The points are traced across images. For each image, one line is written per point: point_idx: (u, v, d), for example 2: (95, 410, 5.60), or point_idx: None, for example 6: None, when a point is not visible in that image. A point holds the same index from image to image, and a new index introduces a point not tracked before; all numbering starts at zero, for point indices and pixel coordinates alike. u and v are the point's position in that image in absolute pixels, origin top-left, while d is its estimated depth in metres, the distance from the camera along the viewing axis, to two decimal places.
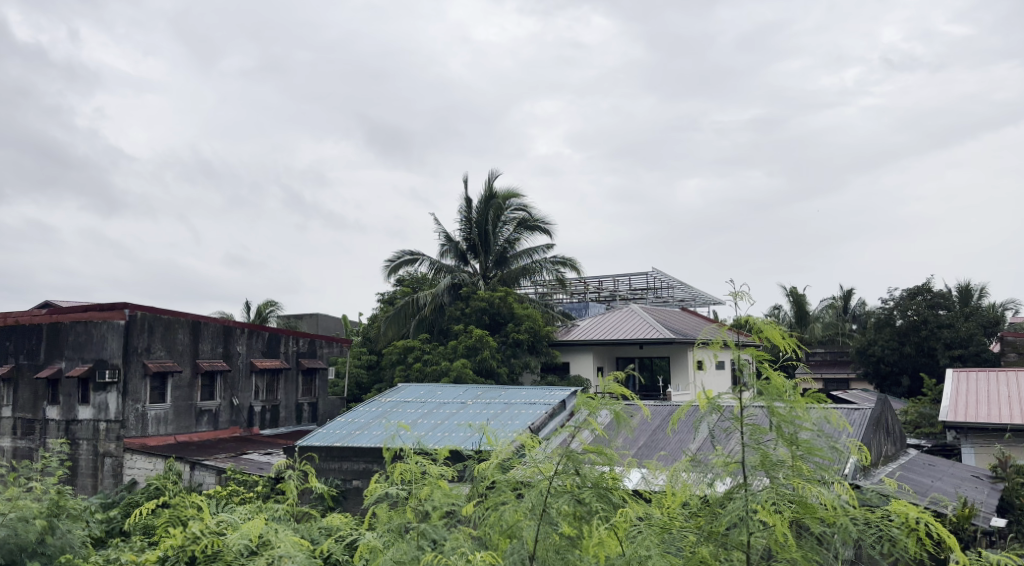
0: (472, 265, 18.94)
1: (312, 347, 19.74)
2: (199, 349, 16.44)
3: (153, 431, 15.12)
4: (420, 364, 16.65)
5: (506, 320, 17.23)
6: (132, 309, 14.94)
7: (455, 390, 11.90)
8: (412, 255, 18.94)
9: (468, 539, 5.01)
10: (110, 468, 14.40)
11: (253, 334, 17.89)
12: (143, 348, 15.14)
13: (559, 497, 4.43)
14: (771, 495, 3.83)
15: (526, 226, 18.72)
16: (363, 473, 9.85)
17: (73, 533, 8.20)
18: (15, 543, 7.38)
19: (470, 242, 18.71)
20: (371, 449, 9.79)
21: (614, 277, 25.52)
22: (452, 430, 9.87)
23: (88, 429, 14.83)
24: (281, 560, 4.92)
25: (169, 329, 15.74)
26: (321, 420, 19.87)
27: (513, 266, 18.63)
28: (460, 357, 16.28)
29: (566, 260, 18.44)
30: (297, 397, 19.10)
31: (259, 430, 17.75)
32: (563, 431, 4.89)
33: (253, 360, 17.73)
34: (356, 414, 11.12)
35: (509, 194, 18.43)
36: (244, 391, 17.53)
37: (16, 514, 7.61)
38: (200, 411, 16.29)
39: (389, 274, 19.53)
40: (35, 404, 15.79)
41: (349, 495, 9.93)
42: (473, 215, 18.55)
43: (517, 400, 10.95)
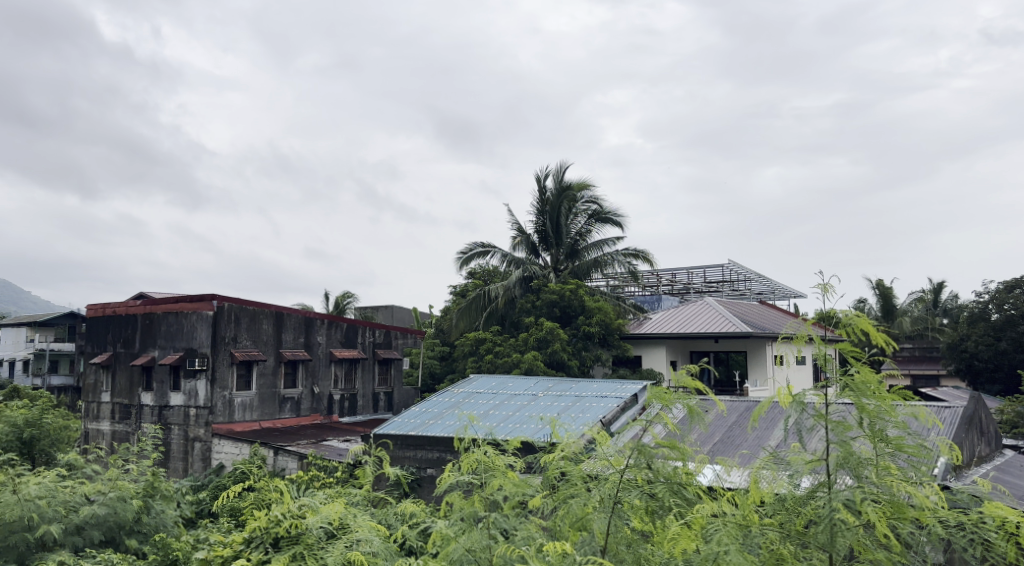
0: (543, 258, 18.95)
1: (387, 338, 20.19)
2: (282, 339, 17.06)
3: (240, 417, 15.81)
4: (492, 356, 16.80)
5: (578, 313, 17.16)
6: (219, 300, 15.62)
7: (526, 382, 11.95)
8: (483, 247, 19.08)
9: (538, 530, 5.04)
10: (200, 452, 15.14)
11: (332, 324, 18.44)
12: (230, 337, 15.83)
13: (629, 491, 4.41)
14: (857, 493, 3.70)
15: (598, 218, 18.60)
16: (437, 462, 10.03)
17: (166, 513, 8.67)
18: (114, 520, 7.87)
19: (542, 234, 18.72)
20: (445, 438, 9.95)
21: (689, 269, 25.06)
22: (524, 422, 9.92)
23: (179, 414, 15.63)
24: (360, 543, 5.10)
25: (254, 320, 16.41)
26: (397, 409, 20.31)
27: (584, 259, 18.54)
28: (531, 349, 16.34)
29: (639, 252, 18.24)
30: (374, 386, 19.58)
31: (338, 418, 18.30)
32: (636, 425, 4.86)
33: (331, 350, 18.29)
34: (429, 404, 11.32)
35: (582, 186, 18.34)
36: (324, 380, 18.10)
37: (116, 494, 8.10)
38: (283, 398, 16.93)
39: (460, 267, 19.75)
40: (131, 390, 16.74)
41: (424, 483, 10.13)
42: (545, 207, 18.54)
43: (588, 393, 10.92)
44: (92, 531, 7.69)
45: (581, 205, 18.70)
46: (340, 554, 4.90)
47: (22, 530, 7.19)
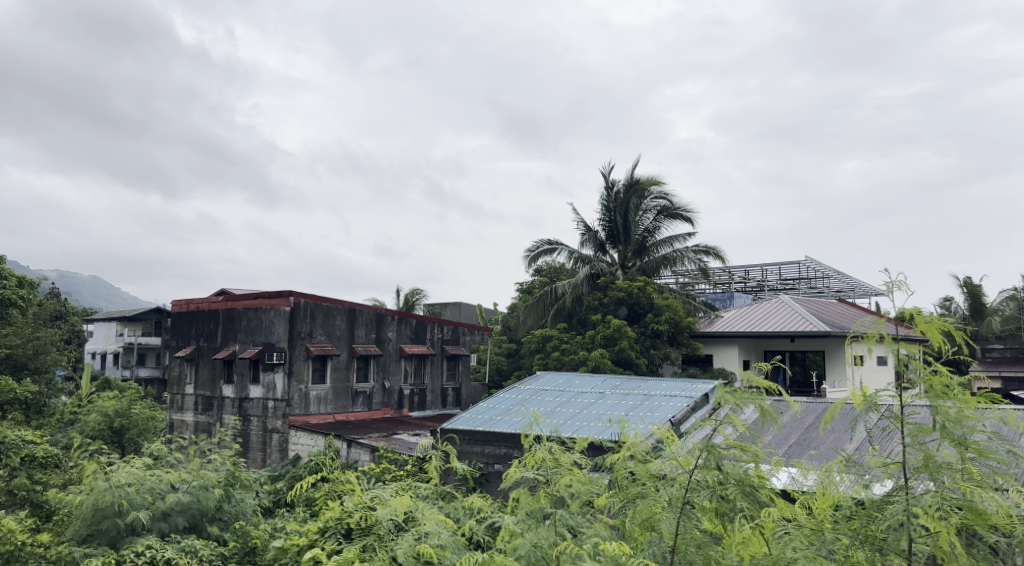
0: (611, 255, 18.79)
1: (455, 335, 20.43)
2: (355, 335, 17.50)
3: (315, 410, 16.30)
4: (559, 353, 16.79)
5: (646, 311, 16.94)
6: (296, 296, 16.16)
7: (594, 380, 11.89)
8: (551, 244, 19.06)
9: (607, 528, 5.01)
10: (277, 443, 15.69)
11: (402, 321, 18.79)
12: (306, 333, 16.35)
13: (699, 492, 4.34)
14: (935, 500, 3.56)
15: (668, 215, 18.31)
16: (504, 458, 10.09)
17: (245, 501, 9.02)
18: (197, 508, 8.26)
19: (609, 231, 18.58)
20: (512, 434, 10.01)
21: (763, 266, 24.40)
22: (591, 420, 9.87)
23: (258, 406, 16.22)
24: (428, 536, 5.19)
25: (328, 316, 16.89)
26: (465, 405, 20.51)
27: (653, 256, 18.29)
28: (599, 347, 16.25)
29: (710, 249, 17.87)
30: (443, 382, 19.85)
31: (408, 412, 18.63)
32: (706, 425, 4.78)
33: (402, 346, 18.64)
34: (497, 400, 11.41)
35: (651, 181, 18.09)
36: (395, 374, 18.46)
37: (199, 482, 8.49)
38: (355, 392, 17.35)
39: (528, 264, 19.80)
40: (213, 383, 17.49)
41: (491, 479, 10.20)
42: (612, 203, 18.37)
43: (657, 392, 10.78)
44: (178, 517, 8.08)
45: (649, 201, 18.45)
46: (409, 547, 4.99)
47: (114, 515, 7.63)
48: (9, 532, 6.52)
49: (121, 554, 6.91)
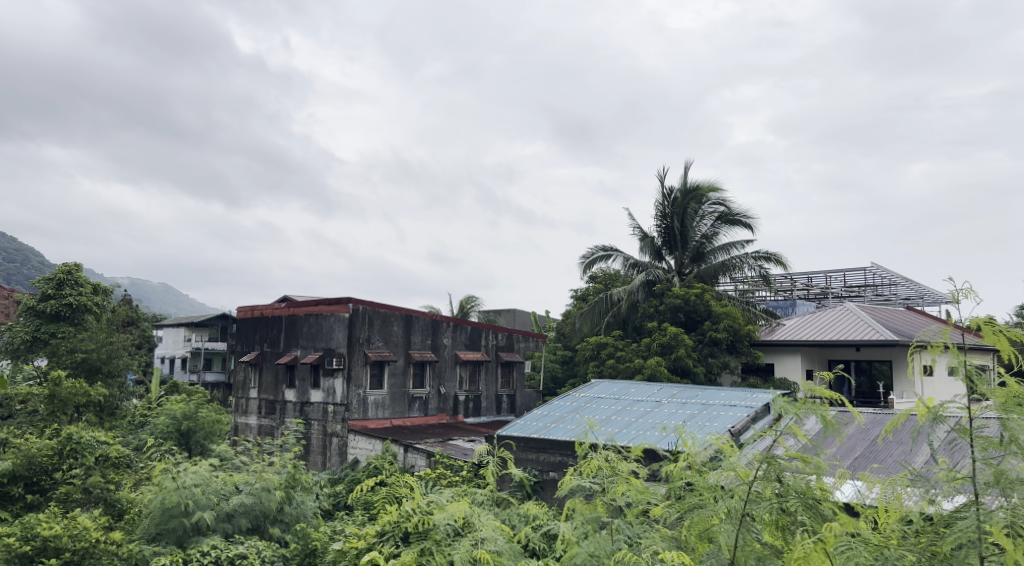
0: (667, 262, 18.58)
1: (510, 342, 20.49)
2: (411, 341, 17.72)
3: (373, 414, 16.59)
4: (614, 361, 16.67)
5: (704, 318, 16.69)
6: (354, 303, 16.51)
7: (649, 388, 11.77)
8: (605, 251, 18.95)
9: (664, 539, 4.96)
10: (337, 447, 16.04)
11: (457, 327, 18.94)
12: (364, 339, 16.65)
13: (760, 504, 4.27)
14: (1008, 516, 3.42)
15: (726, 220, 17.99)
16: (559, 466, 10.05)
17: (305, 504, 9.22)
18: (260, 509, 8.48)
19: (666, 238, 18.37)
20: (567, 442, 9.97)
21: (826, 273, 23.76)
22: (647, 429, 9.75)
23: (319, 410, 16.60)
24: (484, 542, 5.23)
25: (386, 322, 17.16)
26: (520, 411, 20.53)
27: (711, 262, 18.01)
28: (655, 355, 16.08)
29: (770, 255, 17.47)
30: (497, 388, 19.91)
31: (463, 418, 18.76)
32: (766, 436, 4.70)
33: (457, 352, 18.79)
34: (551, 407, 11.40)
35: (709, 187, 17.79)
36: (450, 380, 18.62)
37: (261, 484, 8.72)
38: (412, 398, 17.57)
39: (582, 271, 19.71)
40: (276, 387, 17.96)
41: (546, 486, 10.17)
42: (668, 210, 18.16)
43: (715, 402, 10.59)
44: (241, 518, 8.30)
45: (707, 207, 18.17)
46: (466, 553, 5.04)
47: (181, 515, 7.91)
48: (83, 530, 6.82)
49: (188, 553, 7.14)
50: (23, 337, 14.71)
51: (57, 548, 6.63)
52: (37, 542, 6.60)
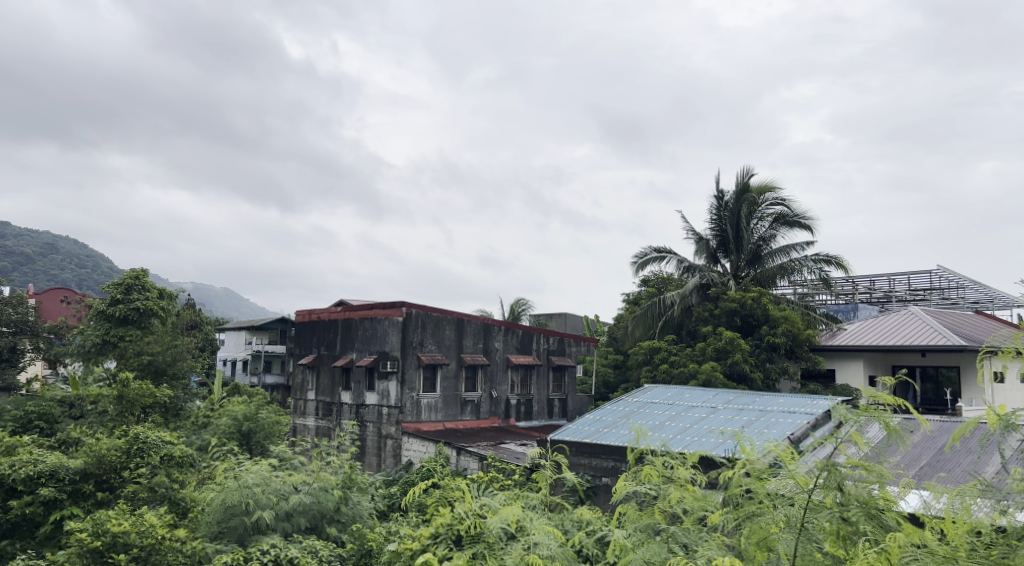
0: (723, 265, 18.28)
1: (561, 345, 20.42)
2: (463, 345, 17.83)
3: (426, 417, 16.78)
4: (667, 365, 16.49)
5: (761, 322, 16.33)
6: (408, 306, 16.73)
7: (704, 394, 11.58)
8: (659, 253, 18.74)
9: (721, 547, 4.88)
10: (391, 448, 16.27)
11: (509, 331, 18.97)
12: (417, 342, 16.88)
13: (819, 513, 4.19)
14: None
15: (785, 222, 17.57)
16: (612, 471, 9.98)
17: (361, 504, 9.37)
18: (318, 509, 8.67)
19: (721, 241, 18.07)
20: (620, 447, 9.90)
21: (889, 276, 23.04)
22: (702, 435, 9.61)
23: (373, 412, 16.87)
24: (537, 546, 5.25)
25: (438, 325, 17.34)
26: (571, 416, 20.45)
27: (769, 264, 17.63)
28: (710, 360, 15.83)
29: (831, 257, 17.00)
30: (549, 392, 19.87)
31: (515, 422, 18.79)
32: (827, 443, 4.57)
33: (508, 356, 18.82)
34: (603, 412, 11.32)
35: (765, 188, 17.40)
36: (502, 384, 18.67)
37: (319, 484, 8.91)
38: (464, 401, 17.69)
39: (635, 274, 19.54)
40: (332, 389, 18.32)
41: (599, 492, 10.10)
42: (724, 212, 17.85)
43: (773, 408, 10.36)
44: (300, 517, 8.50)
45: (765, 207, 17.78)
46: (519, 556, 5.06)
47: (242, 513, 8.13)
48: (150, 527, 7.07)
49: (249, 552, 7.33)
50: (94, 340, 15.34)
51: (125, 543, 6.91)
52: (107, 538, 6.89)
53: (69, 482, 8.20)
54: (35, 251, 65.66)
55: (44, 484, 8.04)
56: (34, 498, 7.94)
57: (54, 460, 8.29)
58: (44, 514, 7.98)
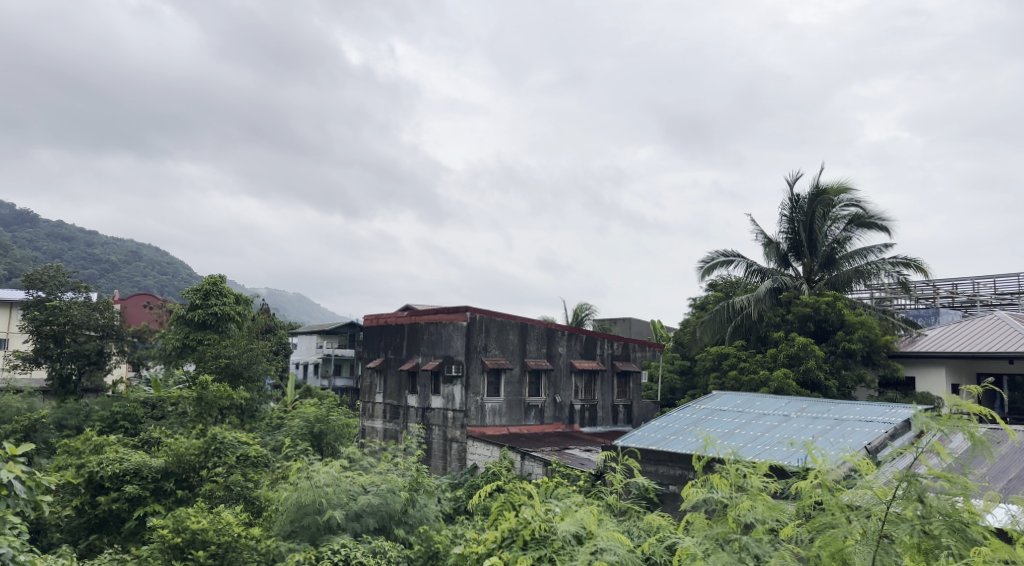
0: (795, 269, 17.80)
1: (626, 351, 20.22)
2: (527, 349, 17.87)
3: (490, 421, 16.87)
4: (737, 372, 16.15)
5: (836, 328, 15.82)
6: (472, 311, 16.87)
7: (776, 401, 11.28)
8: (727, 257, 18.36)
9: (794, 560, 4.74)
10: (457, 452, 16.44)
11: (572, 336, 18.91)
12: (481, 346, 16.99)
13: (898, 526, 4.05)
14: None
15: (860, 223, 16.97)
16: (680, 479, 9.82)
17: (428, 506, 9.45)
18: (386, 510, 8.80)
19: (794, 244, 17.60)
20: (688, 455, 9.72)
21: (974, 279, 21.75)
22: (773, 444, 9.36)
23: (439, 416, 17.09)
24: (604, 552, 5.22)
25: (502, 330, 17.41)
26: (637, 422, 20.21)
27: (844, 268, 17.04)
28: (782, 366, 15.42)
29: (909, 261, 16.32)
30: (614, 398, 19.69)
31: (580, 428, 18.68)
32: (907, 452, 4.40)
33: (572, 361, 18.74)
34: (670, 419, 11.16)
35: (841, 189, 16.81)
36: (566, 389, 18.60)
37: (387, 486, 9.03)
38: (528, 406, 17.70)
39: (702, 279, 19.21)
40: (399, 393, 18.63)
41: (667, 500, 9.95)
42: (796, 214, 17.34)
43: (849, 417, 10.01)
44: (369, 518, 8.64)
45: (838, 209, 17.17)
46: (587, 561, 5.05)
47: (314, 513, 8.36)
48: (227, 525, 7.33)
49: (321, 551, 7.52)
50: (175, 344, 16.08)
51: (204, 540, 7.19)
52: (187, 534, 7.19)
53: (152, 480, 8.58)
54: (120, 259, 69.08)
55: (129, 481, 8.44)
56: (120, 495, 8.36)
57: (138, 458, 8.69)
58: (129, 510, 8.38)
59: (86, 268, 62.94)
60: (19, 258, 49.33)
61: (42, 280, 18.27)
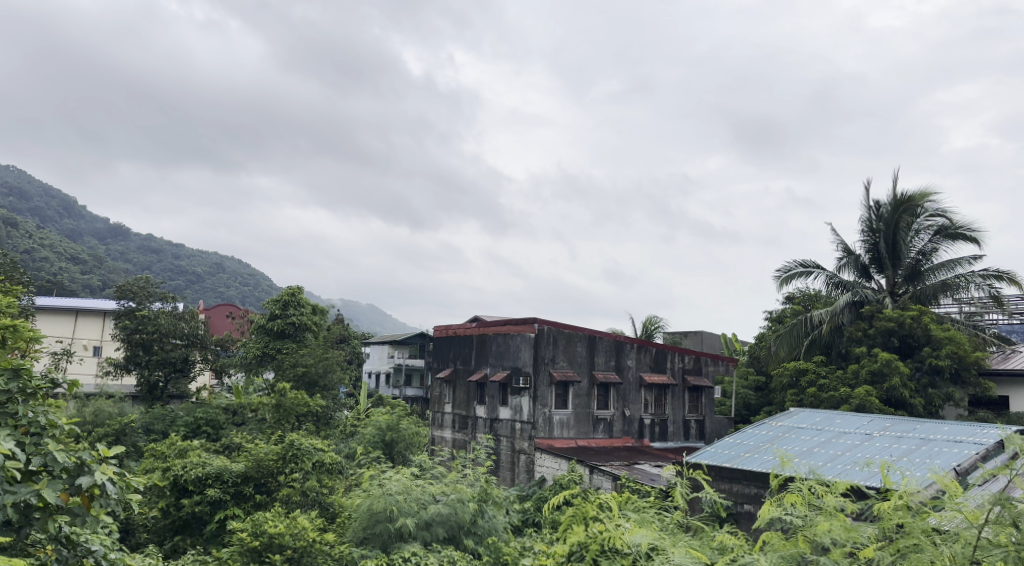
0: (877, 281, 17.17)
1: (698, 365, 19.82)
2: (595, 362, 17.73)
3: (558, 434, 16.80)
4: (815, 389, 15.64)
5: (921, 344, 15.10)
6: (540, 322, 16.91)
7: (858, 419, 10.84)
8: (805, 268, 17.82)
9: None
10: (525, 464, 16.46)
11: (642, 349, 18.67)
12: (549, 358, 16.96)
13: (990, 551, 3.87)
14: None
15: (947, 235, 16.13)
16: (754, 499, 9.56)
17: (497, 518, 9.44)
18: (455, 520, 8.83)
19: (875, 256, 17.00)
20: (763, 474, 9.46)
21: None
22: (853, 464, 9.01)
23: (507, 427, 17.18)
24: None
25: (570, 342, 17.36)
26: (709, 438, 19.78)
27: (930, 281, 16.27)
28: (863, 383, 14.85)
29: (1002, 273, 15.47)
30: (685, 413, 19.33)
31: (649, 442, 18.39)
32: (1000, 476, 4.17)
33: (642, 374, 18.49)
34: (745, 436, 10.89)
35: (924, 198, 16.10)
36: (635, 403, 18.36)
37: (456, 496, 9.06)
38: (597, 419, 17.55)
39: (779, 290, 18.69)
40: (468, 403, 18.80)
41: (741, 519, 9.68)
42: (878, 225, 16.76)
43: (936, 437, 9.53)
44: (438, 528, 8.69)
45: (923, 220, 16.41)
46: None
47: (385, 520, 8.48)
48: (302, 529, 7.54)
49: (392, 558, 7.64)
50: (255, 353, 16.75)
51: (280, 544, 7.40)
52: (265, 538, 7.43)
53: (232, 484, 8.94)
54: (204, 270, 72.20)
55: (211, 485, 8.81)
56: (203, 498, 8.72)
57: (220, 463, 9.05)
58: (211, 513, 8.73)
59: (173, 279, 66.03)
60: (112, 270, 52.20)
61: (133, 291, 19.20)
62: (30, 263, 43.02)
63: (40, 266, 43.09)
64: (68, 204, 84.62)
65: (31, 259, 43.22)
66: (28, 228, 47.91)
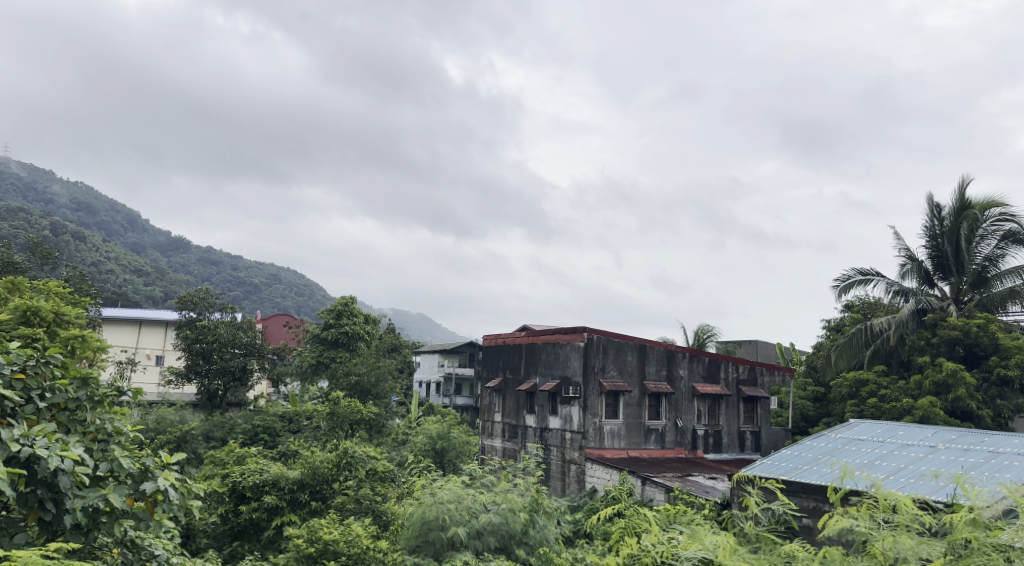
0: (941, 289, 16.59)
1: (752, 375, 19.42)
2: (646, 372, 17.52)
3: (609, 444, 16.64)
4: (876, 399, 15.17)
5: (990, 353, 14.51)
6: (589, 331, 16.83)
7: (923, 431, 10.44)
8: (864, 275, 17.32)
9: None
10: (575, 474, 16.35)
11: (694, 358, 18.38)
12: (599, 367, 16.84)
13: None
14: None
15: (1016, 240, 15.42)
16: (815, 512, 9.31)
17: (549, 528, 9.32)
18: (507, 530, 8.77)
19: (938, 262, 16.46)
20: (822, 487, 9.20)
21: None
22: (918, 477, 8.69)
23: (557, 437, 17.12)
24: None
25: (620, 351, 17.22)
26: (765, 451, 19.33)
27: (997, 288, 15.55)
28: (927, 394, 14.34)
29: None
30: (739, 424, 18.94)
31: (703, 454, 18.05)
32: None
33: (695, 385, 18.20)
34: (803, 448, 10.60)
35: (989, 203, 15.50)
36: (688, 413, 18.08)
37: (507, 505, 9.02)
38: (648, 429, 17.33)
39: (837, 299, 18.21)
40: (518, 412, 18.79)
41: (800, 533, 9.43)
42: (940, 231, 16.25)
43: (1007, 450, 9.12)
44: (490, 537, 8.66)
45: (990, 225, 15.77)
46: None
47: (438, 529, 8.52)
48: (356, 537, 7.58)
49: None
50: (310, 361, 17.07)
51: (335, 551, 7.53)
52: (320, 545, 7.59)
53: (289, 491, 9.12)
54: (260, 281, 73.98)
55: (268, 492, 9.01)
56: (260, 505, 8.92)
57: (277, 470, 9.25)
58: (268, 519, 8.90)
59: (231, 289, 67.83)
60: (173, 282, 53.95)
61: (194, 301, 19.76)
62: (97, 275, 44.81)
63: (106, 279, 44.83)
64: (133, 219, 87.90)
65: (98, 272, 45.03)
66: (95, 242, 49.88)
